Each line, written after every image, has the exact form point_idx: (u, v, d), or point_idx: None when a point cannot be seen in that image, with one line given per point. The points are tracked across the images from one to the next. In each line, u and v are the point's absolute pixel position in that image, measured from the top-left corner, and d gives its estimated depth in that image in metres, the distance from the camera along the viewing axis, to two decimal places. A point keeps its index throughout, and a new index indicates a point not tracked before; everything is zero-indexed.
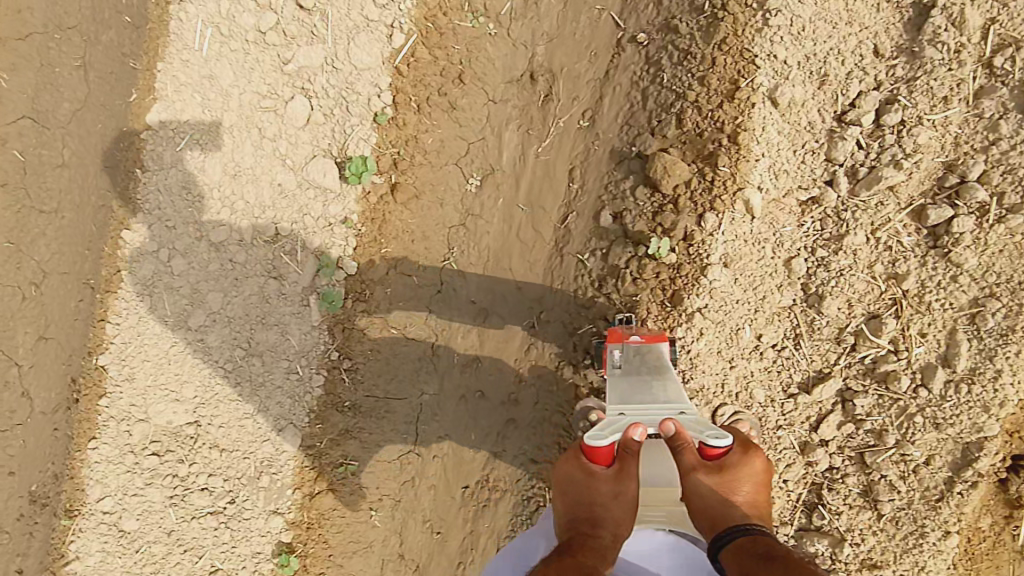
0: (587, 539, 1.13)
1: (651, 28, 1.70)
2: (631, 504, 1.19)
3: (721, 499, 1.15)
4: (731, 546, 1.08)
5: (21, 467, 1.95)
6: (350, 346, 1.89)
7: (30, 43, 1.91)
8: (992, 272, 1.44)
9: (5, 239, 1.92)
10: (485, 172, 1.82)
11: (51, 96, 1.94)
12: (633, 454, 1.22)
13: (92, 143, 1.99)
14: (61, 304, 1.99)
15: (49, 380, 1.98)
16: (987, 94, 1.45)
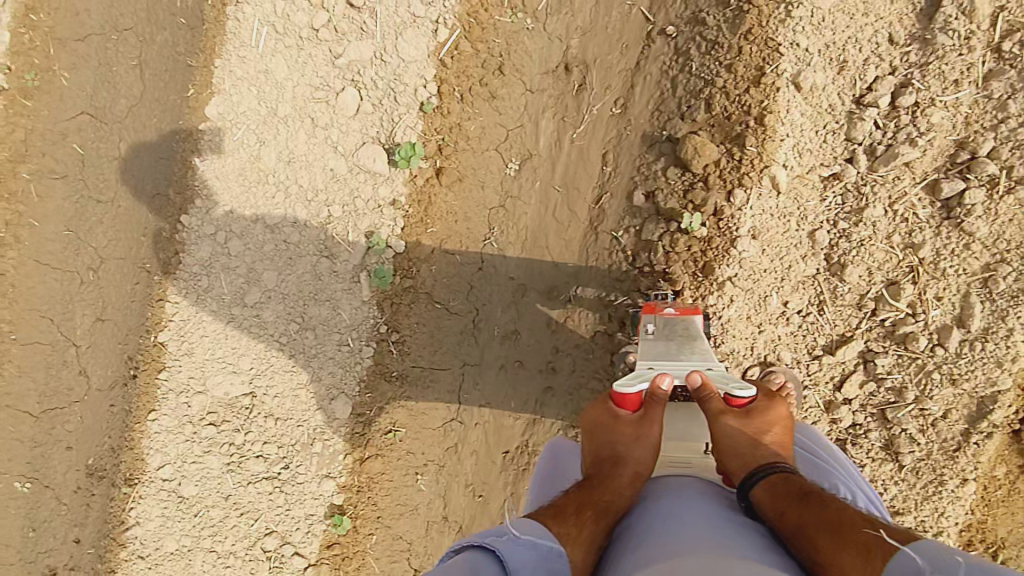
0: (608, 480, 1.26)
1: (679, 21, 1.83)
2: (651, 444, 1.28)
3: (750, 441, 1.25)
4: (763, 484, 1.18)
5: (77, 442, 2.21)
6: (398, 320, 2.03)
7: (88, 44, 2.22)
8: (1002, 240, 1.56)
9: (66, 227, 2.22)
10: (524, 157, 1.96)
11: (110, 93, 2.22)
12: (661, 402, 1.30)
13: (146, 134, 2.21)
14: (119, 287, 2.22)
15: (105, 358, 2.22)
16: (996, 76, 1.55)
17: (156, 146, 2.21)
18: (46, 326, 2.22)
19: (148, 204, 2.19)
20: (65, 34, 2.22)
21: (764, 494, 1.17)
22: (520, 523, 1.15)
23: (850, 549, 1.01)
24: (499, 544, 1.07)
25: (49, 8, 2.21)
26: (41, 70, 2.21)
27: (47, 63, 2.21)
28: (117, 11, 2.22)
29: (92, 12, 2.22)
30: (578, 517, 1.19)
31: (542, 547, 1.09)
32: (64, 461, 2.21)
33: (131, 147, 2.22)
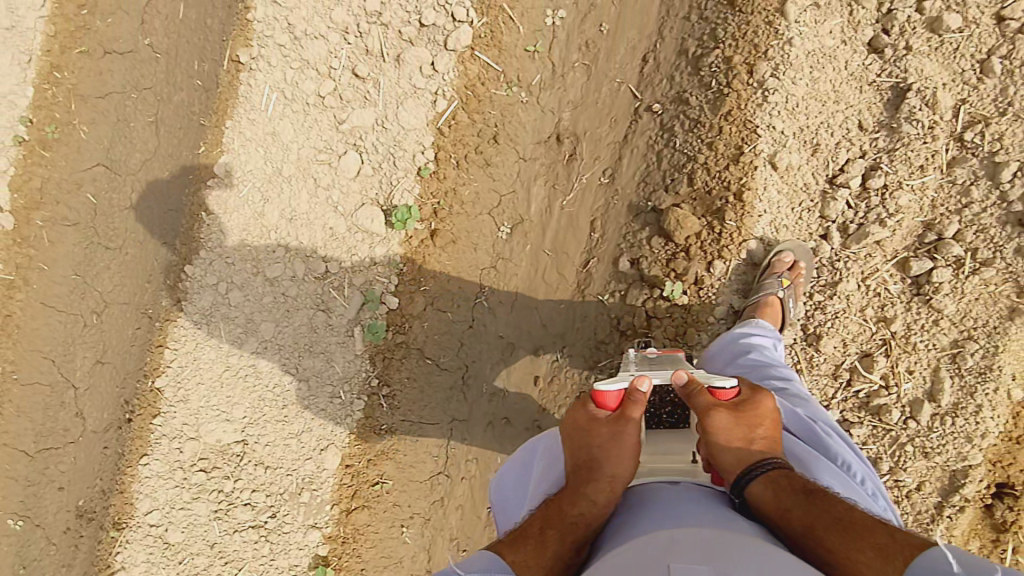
0: (581, 489, 1.10)
1: (665, 99, 1.94)
2: (630, 445, 1.12)
3: (743, 435, 1.12)
4: (761, 479, 1.08)
5: (69, 483, 2.27)
6: (390, 374, 2.09)
7: (109, 101, 2.37)
8: (969, 318, 1.60)
9: (74, 271, 2.32)
10: (515, 222, 2.06)
11: (126, 147, 2.35)
12: (640, 403, 1.12)
13: (157, 186, 2.33)
14: (120, 331, 2.30)
15: (102, 401, 2.29)
16: (959, 164, 1.63)
17: (166, 198, 2.32)
18: (47, 367, 2.30)
19: (156, 253, 2.30)
20: (86, 91, 2.36)
21: (766, 493, 1.07)
22: (468, 561, 1.10)
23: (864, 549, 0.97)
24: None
25: (74, 66, 2.35)
26: (61, 123, 2.34)
27: (68, 116, 2.35)
28: (138, 72, 2.37)
29: (114, 72, 2.37)
30: (542, 535, 1.10)
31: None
32: (56, 502, 2.26)
33: (142, 197, 2.33)
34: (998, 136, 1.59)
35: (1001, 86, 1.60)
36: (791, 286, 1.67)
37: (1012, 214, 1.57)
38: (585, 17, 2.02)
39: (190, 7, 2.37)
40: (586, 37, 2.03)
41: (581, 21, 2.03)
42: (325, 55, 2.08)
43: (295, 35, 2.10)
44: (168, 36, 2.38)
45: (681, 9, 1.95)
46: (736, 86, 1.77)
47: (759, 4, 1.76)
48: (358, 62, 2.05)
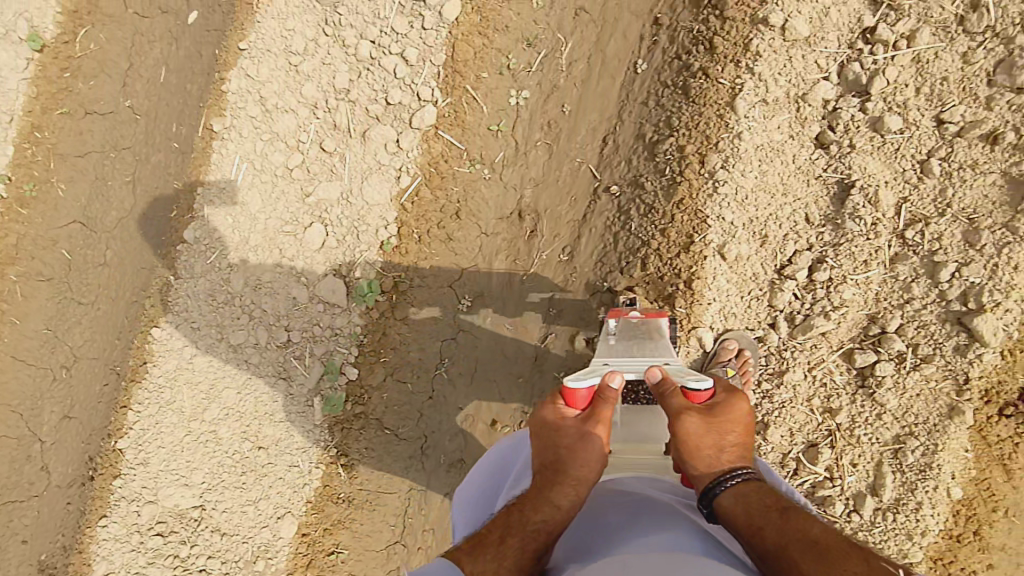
0: (547, 492, 1.16)
1: (622, 182, 1.98)
2: (596, 447, 1.19)
3: (712, 443, 1.17)
4: (728, 494, 1.12)
5: (32, 537, 2.30)
6: (349, 444, 2.10)
7: (87, 159, 2.42)
8: (910, 413, 1.63)
9: (47, 326, 2.37)
10: (476, 295, 2.09)
11: (102, 205, 2.39)
12: (608, 400, 1.22)
13: (132, 246, 2.37)
14: (88, 386, 2.34)
15: (68, 456, 2.33)
16: (902, 260, 1.66)
17: (140, 258, 2.35)
18: (15, 421, 2.34)
19: (127, 310, 2.32)
20: (66, 149, 2.42)
21: (731, 503, 1.11)
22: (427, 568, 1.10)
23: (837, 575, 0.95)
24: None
25: (54, 126, 2.41)
26: (40, 180, 2.39)
27: (47, 174, 2.40)
28: (118, 133, 2.42)
29: (94, 131, 2.43)
30: (503, 541, 1.13)
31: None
32: (18, 555, 2.28)
33: (118, 254, 2.37)
34: (936, 236, 1.63)
35: (940, 187, 1.64)
36: (737, 375, 1.67)
37: (952, 312, 1.60)
38: (548, 97, 2.08)
39: (170, 71, 2.42)
40: (549, 117, 2.08)
41: (544, 101, 2.08)
42: (295, 128, 2.13)
43: (267, 108, 2.16)
44: (148, 98, 2.43)
45: (640, 94, 2.00)
46: (688, 175, 1.81)
47: (710, 96, 1.81)
48: (325, 136, 2.11)
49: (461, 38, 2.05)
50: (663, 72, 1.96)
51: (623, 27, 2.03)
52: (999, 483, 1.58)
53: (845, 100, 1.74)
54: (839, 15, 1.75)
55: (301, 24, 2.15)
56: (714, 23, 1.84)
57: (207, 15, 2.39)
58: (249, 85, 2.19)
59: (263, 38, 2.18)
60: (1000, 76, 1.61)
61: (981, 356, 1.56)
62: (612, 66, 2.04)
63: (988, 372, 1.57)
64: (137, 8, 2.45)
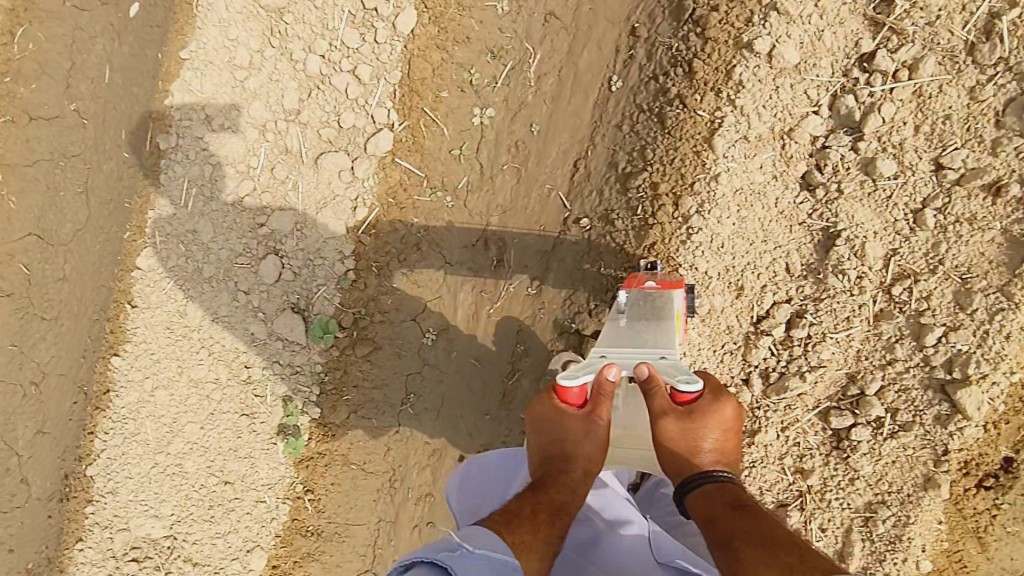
0: (563, 480, 1.27)
1: (593, 214, 1.82)
2: (600, 437, 1.27)
3: (686, 447, 1.22)
4: (696, 496, 1.19)
5: (20, 545, 2.20)
6: (316, 480, 2.07)
7: (36, 169, 2.13)
8: (884, 481, 1.59)
9: (10, 342, 2.16)
10: (441, 328, 1.97)
11: (56, 216, 2.15)
12: (606, 396, 1.26)
13: (90, 260, 2.17)
14: (57, 404, 2.19)
15: (44, 469, 2.21)
16: (886, 318, 1.56)
17: (102, 268, 2.16)
18: None
19: (90, 327, 2.17)
20: (15, 160, 2.12)
21: (696, 502, 1.19)
22: (468, 534, 1.07)
23: (770, 563, 1.00)
24: (454, 560, 0.97)
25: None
26: None
27: None
28: (65, 138, 2.13)
29: (40, 138, 2.13)
30: (535, 519, 1.18)
31: (494, 561, 1.02)
32: (5, 564, 2.19)
33: (77, 268, 2.17)
34: (925, 295, 1.54)
35: (933, 240, 1.53)
36: None
37: (935, 378, 1.54)
38: (514, 116, 1.88)
39: (115, 72, 2.13)
40: (516, 138, 1.89)
41: (511, 119, 1.89)
42: (244, 152, 1.97)
43: (212, 127, 1.99)
44: (95, 100, 2.13)
45: (614, 116, 1.80)
46: (661, 218, 1.68)
47: (688, 130, 1.66)
48: (276, 161, 1.96)
49: (419, 53, 1.90)
50: (639, 93, 1.76)
51: (598, 36, 1.81)
52: (972, 554, 1.58)
53: (835, 137, 1.58)
54: (834, 38, 1.57)
55: (245, 32, 1.95)
56: (694, 42, 1.65)
57: (149, 9, 2.12)
58: (193, 102, 1.99)
59: (205, 47, 1.98)
60: (1010, 117, 1.46)
61: (962, 430, 1.51)
62: (585, 81, 1.83)
63: (969, 444, 1.54)
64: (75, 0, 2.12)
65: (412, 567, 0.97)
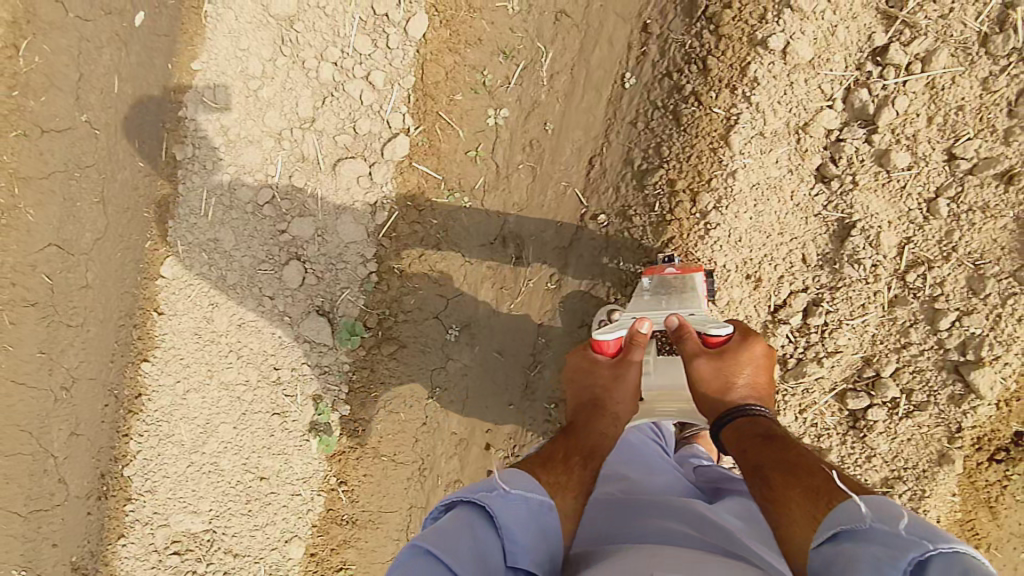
0: (593, 422, 1.32)
1: (610, 211, 1.85)
2: (629, 383, 1.36)
3: (719, 384, 1.25)
4: (728, 431, 1.20)
5: (62, 540, 2.22)
6: (348, 472, 2.13)
7: (52, 181, 2.12)
8: (900, 458, 1.67)
9: (40, 349, 2.17)
10: (463, 324, 2.00)
11: (74, 227, 2.15)
12: (639, 345, 1.36)
13: (111, 269, 2.19)
14: (89, 406, 2.23)
15: (81, 469, 2.24)
16: (901, 304, 1.61)
17: (122, 277, 2.20)
18: (26, 440, 2.19)
19: (114, 336, 2.21)
20: (28, 173, 2.10)
21: (730, 433, 1.20)
22: (504, 474, 1.09)
23: (796, 487, 0.99)
24: (492, 502, 1.00)
25: (13, 149, 2.09)
26: (5, 208, 2.10)
27: (10, 200, 2.10)
28: (78, 148, 2.13)
29: (55, 151, 2.12)
30: (567, 460, 1.20)
31: (532, 501, 1.05)
32: (53, 557, 2.21)
33: (102, 275, 2.18)
34: (938, 281, 1.58)
35: (946, 228, 1.57)
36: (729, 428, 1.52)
37: (949, 360, 1.60)
38: (528, 115, 1.90)
39: (123, 82, 2.12)
40: (531, 137, 1.91)
41: (525, 119, 1.91)
42: (261, 160, 2.01)
43: (228, 138, 2.02)
44: (105, 109, 2.12)
45: (628, 113, 1.83)
46: (679, 214, 1.72)
47: (704, 127, 1.69)
48: (293, 170, 2.00)
49: (431, 57, 1.92)
50: (653, 90, 1.79)
51: (609, 33, 1.82)
52: (983, 523, 1.66)
53: (850, 130, 1.62)
54: (847, 33, 1.61)
55: (255, 42, 1.98)
56: (708, 40, 1.69)
57: (154, 17, 2.12)
58: (207, 113, 2.03)
59: (216, 58, 2.01)
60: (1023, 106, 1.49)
61: (975, 409, 1.59)
62: (597, 78, 1.84)
63: (981, 422, 1.61)
64: (79, 11, 2.08)
65: (453, 506, 1.02)
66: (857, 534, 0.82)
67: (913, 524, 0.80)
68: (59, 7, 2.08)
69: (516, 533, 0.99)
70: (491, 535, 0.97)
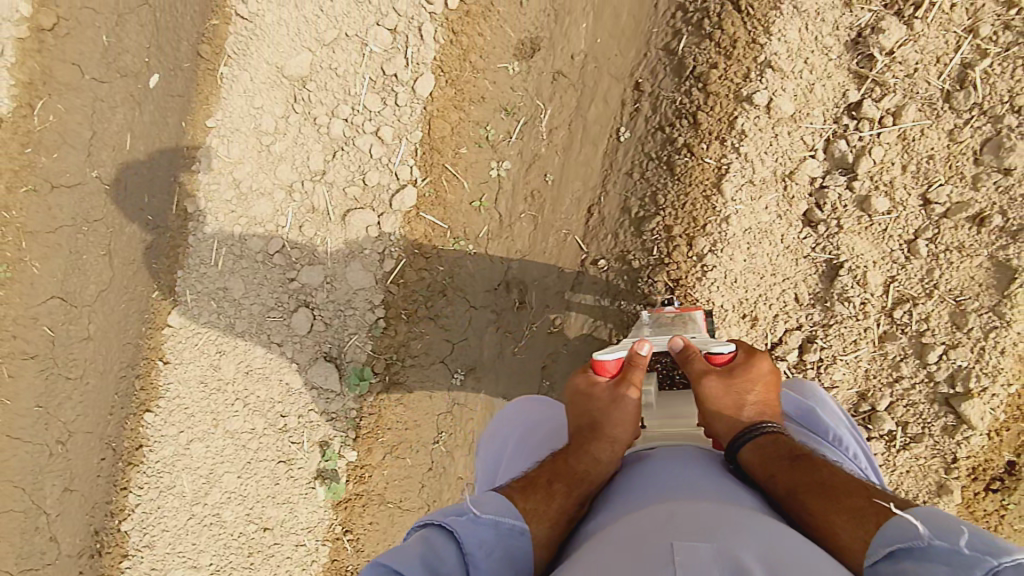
0: (586, 447, 1.27)
1: (610, 256, 1.94)
2: (628, 409, 1.30)
3: (731, 403, 1.30)
4: (749, 449, 1.21)
5: None
6: (353, 521, 2.12)
7: (59, 235, 2.18)
8: (900, 489, 1.74)
9: (37, 403, 2.19)
10: (468, 368, 2.05)
11: (79, 279, 2.18)
12: (638, 367, 1.34)
13: (114, 319, 2.20)
14: (84, 460, 2.21)
15: (74, 527, 2.21)
16: (890, 339, 1.71)
17: (128, 323, 2.19)
18: (18, 495, 2.20)
19: (116, 386, 2.20)
20: (36, 227, 2.16)
21: (751, 455, 1.20)
22: (482, 498, 1.17)
23: (838, 510, 1.04)
24: (458, 526, 1.07)
25: (22, 205, 2.15)
26: (11, 261, 2.16)
27: (17, 254, 2.16)
28: (87, 204, 2.18)
29: (64, 205, 2.17)
30: (550, 488, 1.21)
31: (502, 526, 1.11)
32: None
33: (101, 328, 2.19)
34: (924, 317, 1.68)
35: (927, 267, 1.68)
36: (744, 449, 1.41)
37: (940, 393, 1.68)
38: (529, 167, 2.01)
39: (136, 138, 2.18)
40: (532, 188, 2.01)
41: (526, 171, 2.01)
42: (272, 212, 2.09)
43: (241, 191, 2.10)
44: (115, 165, 2.19)
45: (624, 164, 1.94)
46: (676, 258, 1.82)
47: (697, 176, 1.81)
48: (304, 220, 2.08)
49: (437, 114, 2.03)
50: (646, 143, 1.91)
51: (603, 91, 1.95)
52: None
53: (832, 177, 1.75)
54: (824, 90, 1.75)
55: (269, 101, 2.09)
56: (697, 96, 1.82)
57: (169, 79, 2.16)
58: (220, 168, 2.11)
59: (231, 116, 2.11)
60: (987, 155, 1.63)
61: (968, 439, 1.66)
62: (593, 132, 1.96)
63: (975, 451, 1.68)
64: (95, 73, 2.16)
65: (425, 527, 1.10)
66: (918, 552, 0.91)
67: (971, 538, 0.89)
68: (75, 70, 2.16)
69: (479, 557, 1.05)
70: (456, 556, 1.04)
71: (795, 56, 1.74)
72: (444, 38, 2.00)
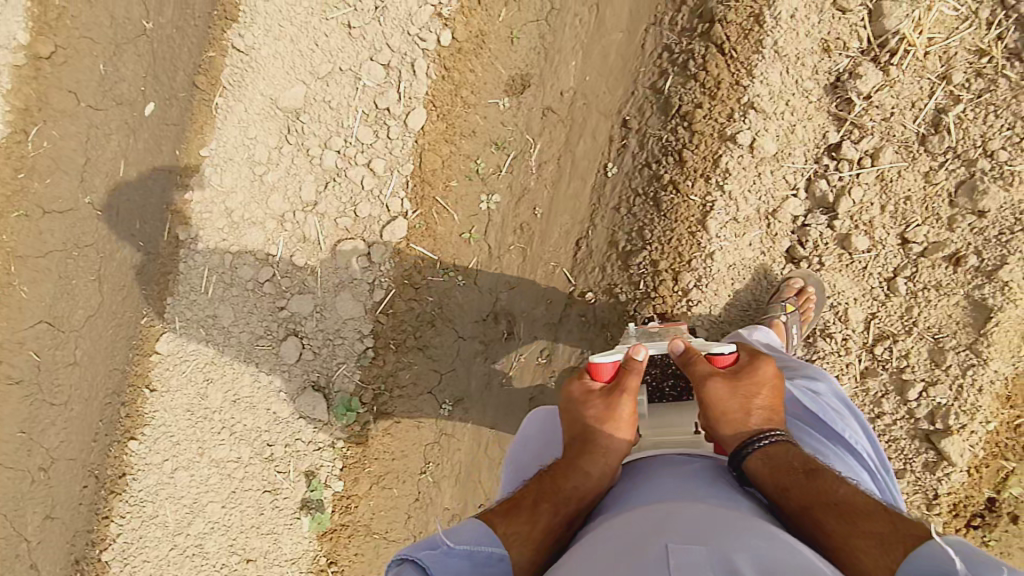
0: (577, 461, 1.22)
1: (597, 288, 1.97)
2: (622, 418, 1.24)
3: (739, 406, 1.21)
4: (757, 459, 1.15)
5: None
6: (338, 552, 2.10)
7: (49, 260, 2.19)
8: None
9: (20, 429, 2.18)
10: (456, 399, 2.06)
11: (68, 304, 2.19)
12: (634, 371, 1.26)
13: (101, 344, 2.19)
14: (67, 488, 2.19)
15: (54, 555, 2.19)
16: (871, 375, 1.75)
17: (112, 352, 2.19)
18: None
19: (100, 412, 2.18)
20: (27, 252, 2.17)
21: (761, 466, 1.14)
22: (460, 525, 1.17)
23: (862, 534, 0.99)
24: (431, 561, 1.09)
25: (13, 230, 2.17)
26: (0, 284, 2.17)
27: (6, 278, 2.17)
28: (78, 229, 2.19)
29: (55, 231, 2.19)
30: (536, 509, 1.17)
31: (478, 557, 1.11)
32: None
33: (88, 353, 2.19)
34: (904, 353, 1.72)
35: (906, 304, 1.72)
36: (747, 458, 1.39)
37: (920, 429, 1.71)
38: (519, 200, 2.04)
39: (129, 165, 2.19)
40: (521, 220, 2.04)
41: (515, 203, 2.04)
42: (264, 240, 2.11)
43: (232, 220, 2.12)
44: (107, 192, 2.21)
45: (612, 199, 1.98)
46: (662, 291, 1.85)
47: (682, 213, 1.84)
48: (294, 250, 2.10)
49: (429, 147, 2.06)
50: (634, 178, 1.94)
51: (591, 127, 1.99)
52: None
53: (813, 216, 1.80)
54: (805, 131, 1.80)
55: (263, 132, 2.12)
56: (682, 134, 1.86)
57: (164, 109, 2.17)
58: (211, 196, 2.13)
59: (224, 146, 2.14)
60: (962, 198, 1.68)
61: (949, 475, 1.69)
62: (582, 167, 2.00)
63: (956, 488, 1.70)
64: (91, 101, 2.19)
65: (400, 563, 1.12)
66: None
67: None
68: (71, 98, 2.19)
69: None
70: None
71: (777, 98, 1.79)
72: (436, 73, 2.05)
